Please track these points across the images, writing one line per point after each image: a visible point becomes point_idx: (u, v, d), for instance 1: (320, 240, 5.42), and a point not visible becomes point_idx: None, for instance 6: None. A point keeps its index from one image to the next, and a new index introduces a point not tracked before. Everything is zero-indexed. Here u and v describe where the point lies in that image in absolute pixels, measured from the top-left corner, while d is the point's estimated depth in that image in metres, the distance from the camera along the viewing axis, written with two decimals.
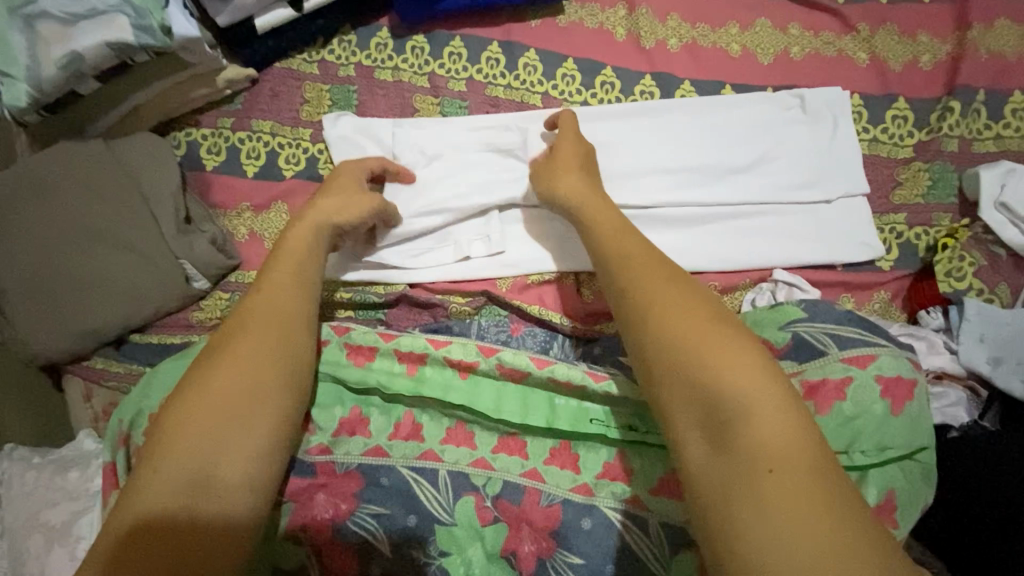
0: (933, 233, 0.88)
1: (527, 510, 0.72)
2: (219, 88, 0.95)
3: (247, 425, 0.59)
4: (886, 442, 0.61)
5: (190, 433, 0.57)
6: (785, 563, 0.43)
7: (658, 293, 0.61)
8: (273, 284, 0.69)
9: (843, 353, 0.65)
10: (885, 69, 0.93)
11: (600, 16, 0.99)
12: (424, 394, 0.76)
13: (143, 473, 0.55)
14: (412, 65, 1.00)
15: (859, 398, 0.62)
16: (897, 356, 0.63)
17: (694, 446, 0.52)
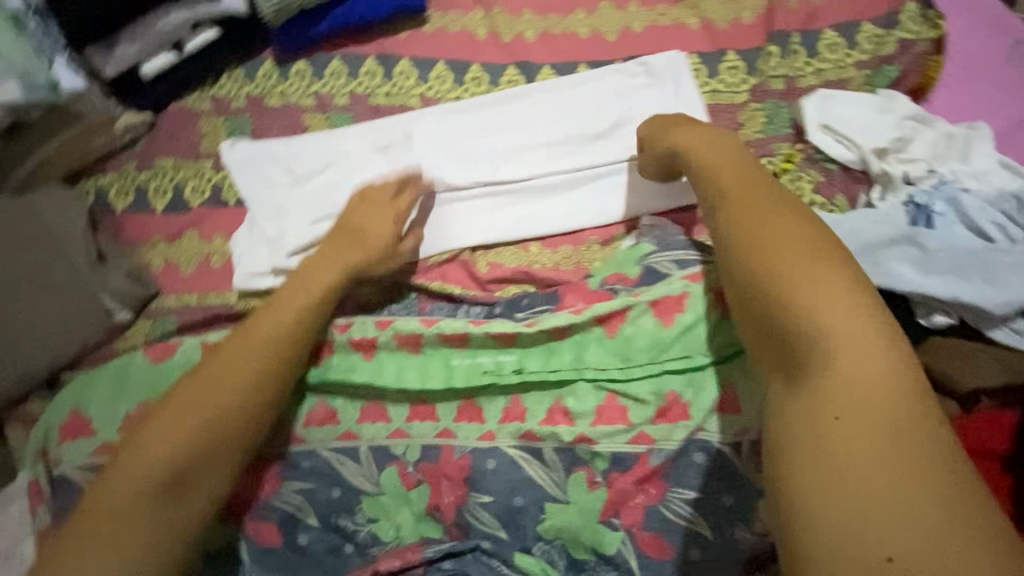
0: (775, 161, 0.98)
1: (443, 466, 0.77)
2: (119, 134, 1.03)
3: (218, 442, 0.72)
4: (722, 343, 0.73)
5: (174, 443, 0.70)
6: (841, 507, 0.48)
7: (760, 226, 0.65)
8: (275, 307, 0.79)
9: (682, 272, 0.77)
10: (713, 29, 1.05)
11: (461, 21, 1.10)
12: (330, 377, 0.82)
13: (128, 463, 0.69)
14: (298, 88, 1.08)
15: (695, 309, 0.75)
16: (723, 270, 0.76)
17: (775, 390, 0.58)
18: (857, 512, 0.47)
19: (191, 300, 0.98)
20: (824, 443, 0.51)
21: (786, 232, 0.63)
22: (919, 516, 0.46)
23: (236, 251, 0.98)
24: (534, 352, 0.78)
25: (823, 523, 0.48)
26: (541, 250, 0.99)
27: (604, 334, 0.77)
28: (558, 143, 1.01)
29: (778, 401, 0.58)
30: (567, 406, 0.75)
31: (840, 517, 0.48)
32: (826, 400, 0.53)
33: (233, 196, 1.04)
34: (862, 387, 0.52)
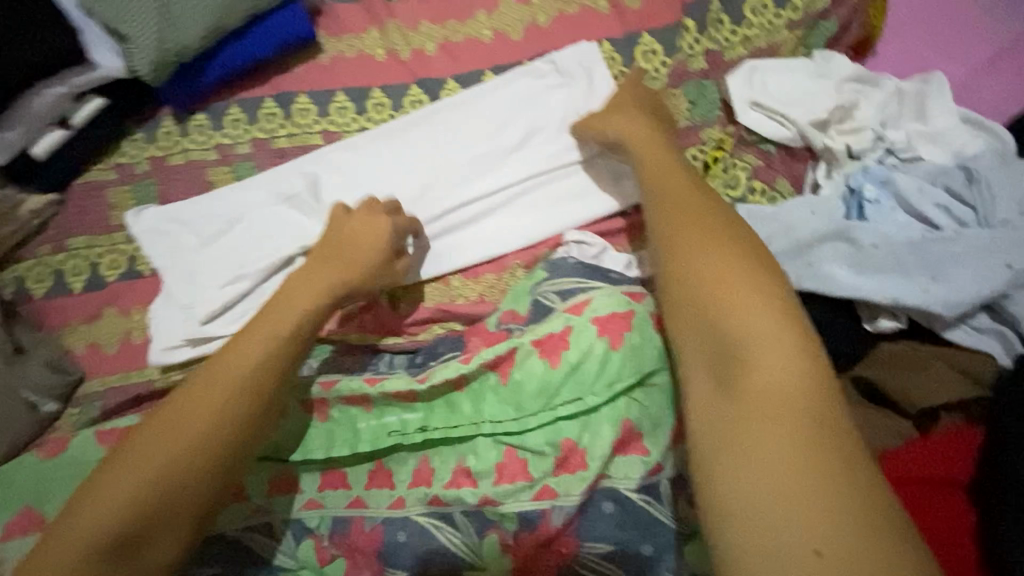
0: (705, 149, 0.86)
1: (356, 537, 0.71)
2: (27, 219, 1.00)
3: (177, 481, 0.59)
4: (612, 378, 0.66)
5: (127, 484, 0.58)
6: (749, 494, 0.47)
7: (684, 233, 0.65)
8: (246, 335, 0.68)
9: (565, 304, 0.71)
10: (625, 10, 0.95)
11: (357, 44, 1.03)
12: None
13: (88, 498, 0.58)
14: (199, 143, 1.03)
15: (581, 343, 0.67)
16: (609, 295, 0.69)
17: (696, 381, 0.57)
18: (764, 504, 0.46)
19: (115, 380, 0.95)
20: (738, 448, 0.50)
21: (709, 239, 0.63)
22: (818, 506, 0.45)
23: (150, 324, 0.95)
24: (437, 405, 0.72)
25: (730, 513, 0.48)
26: (464, 282, 0.91)
27: (499, 381, 0.70)
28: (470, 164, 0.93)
29: (700, 390, 0.56)
30: (470, 465, 0.69)
31: (752, 512, 0.47)
32: (742, 407, 0.52)
33: (147, 266, 1.00)
34: (773, 390, 0.51)
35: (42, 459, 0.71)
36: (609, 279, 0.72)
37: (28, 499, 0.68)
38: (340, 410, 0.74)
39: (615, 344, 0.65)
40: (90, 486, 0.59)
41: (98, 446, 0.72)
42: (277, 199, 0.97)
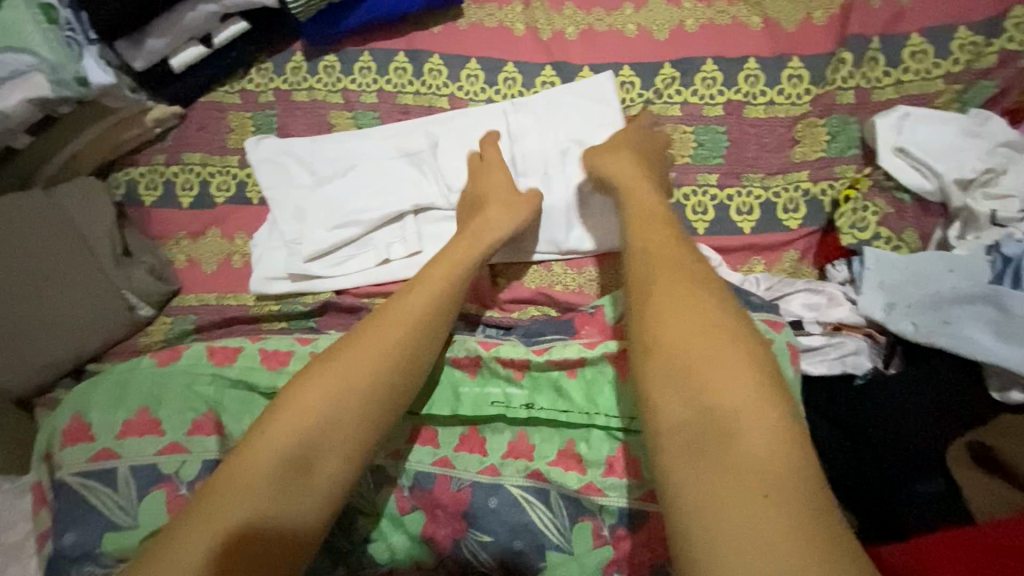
0: (837, 186, 0.88)
1: (439, 495, 0.74)
2: (150, 127, 1.02)
3: (334, 446, 0.63)
4: None
5: (285, 446, 0.61)
6: (739, 541, 0.47)
7: (659, 278, 0.65)
8: (419, 288, 0.74)
9: None
10: (779, 30, 0.93)
11: (498, 14, 1.03)
12: None
13: (277, 414, 0.63)
14: (326, 84, 1.04)
15: None
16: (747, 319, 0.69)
17: (668, 409, 0.56)
18: (755, 544, 0.46)
19: (210, 299, 0.98)
20: (728, 491, 0.49)
21: (689, 286, 0.63)
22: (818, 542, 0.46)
23: (254, 253, 0.97)
24: (546, 384, 0.75)
25: (705, 530, 0.48)
26: (566, 270, 0.92)
27: (616, 376, 0.74)
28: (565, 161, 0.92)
29: (670, 417, 0.56)
30: (580, 450, 0.73)
31: (749, 559, 0.46)
32: (720, 456, 0.52)
33: (257, 194, 1.02)
34: (765, 448, 0.51)
35: (157, 365, 0.75)
36: (749, 302, 0.71)
37: (146, 399, 0.72)
38: (447, 370, 0.78)
39: None
40: (277, 408, 0.64)
41: (208, 362, 0.75)
42: (400, 155, 0.97)
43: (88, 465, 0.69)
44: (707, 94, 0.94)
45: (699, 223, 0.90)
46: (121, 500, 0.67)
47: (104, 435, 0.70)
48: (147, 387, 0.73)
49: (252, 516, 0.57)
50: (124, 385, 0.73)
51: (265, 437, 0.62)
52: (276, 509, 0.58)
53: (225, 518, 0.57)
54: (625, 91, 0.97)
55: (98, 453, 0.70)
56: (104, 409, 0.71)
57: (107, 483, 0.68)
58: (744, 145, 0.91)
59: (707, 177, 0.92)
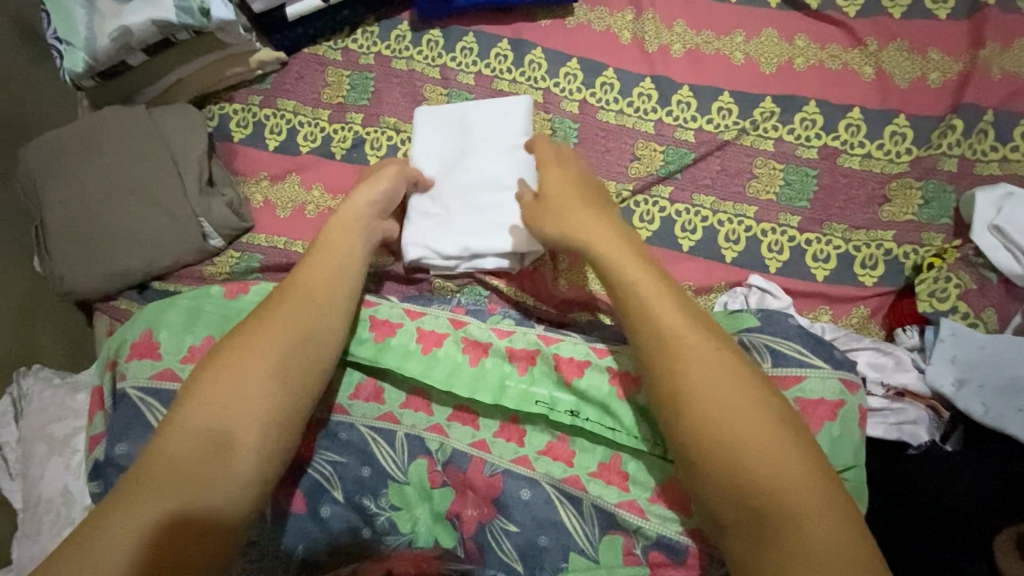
0: (922, 253, 0.86)
1: (471, 476, 0.76)
2: (253, 68, 1.05)
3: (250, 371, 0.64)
4: None
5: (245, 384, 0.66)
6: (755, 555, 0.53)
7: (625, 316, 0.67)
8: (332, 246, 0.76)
9: (772, 367, 0.69)
10: (889, 85, 0.92)
11: (608, 20, 1.03)
12: (383, 362, 0.80)
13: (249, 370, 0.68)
14: (427, 57, 1.06)
15: None
16: (822, 377, 0.68)
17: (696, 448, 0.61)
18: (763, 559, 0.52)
19: (279, 242, 1.00)
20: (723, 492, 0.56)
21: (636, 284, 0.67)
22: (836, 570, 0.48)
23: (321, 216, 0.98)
24: (595, 397, 0.75)
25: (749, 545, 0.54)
26: None
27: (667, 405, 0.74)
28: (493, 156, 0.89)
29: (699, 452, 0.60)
30: (625, 468, 0.74)
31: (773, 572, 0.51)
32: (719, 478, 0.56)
33: (340, 150, 1.04)
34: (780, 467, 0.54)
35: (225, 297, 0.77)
36: (830, 359, 0.70)
37: (212, 331, 0.73)
38: (498, 357, 0.80)
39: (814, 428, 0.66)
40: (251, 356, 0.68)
41: None
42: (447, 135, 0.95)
43: (150, 383, 0.72)
44: (804, 135, 0.93)
45: (772, 261, 0.90)
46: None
47: (170, 357, 0.72)
48: (216, 316, 0.75)
49: (195, 496, 0.54)
50: (194, 312, 0.75)
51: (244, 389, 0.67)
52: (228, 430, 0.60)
53: (159, 502, 0.53)
54: (722, 117, 0.96)
55: (161, 372, 0.72)
56: (172, 333, 0.73)
57: (165, 405, 0.71)
58: (832, 193, 0.90)
59: (788, 217, 0.91)
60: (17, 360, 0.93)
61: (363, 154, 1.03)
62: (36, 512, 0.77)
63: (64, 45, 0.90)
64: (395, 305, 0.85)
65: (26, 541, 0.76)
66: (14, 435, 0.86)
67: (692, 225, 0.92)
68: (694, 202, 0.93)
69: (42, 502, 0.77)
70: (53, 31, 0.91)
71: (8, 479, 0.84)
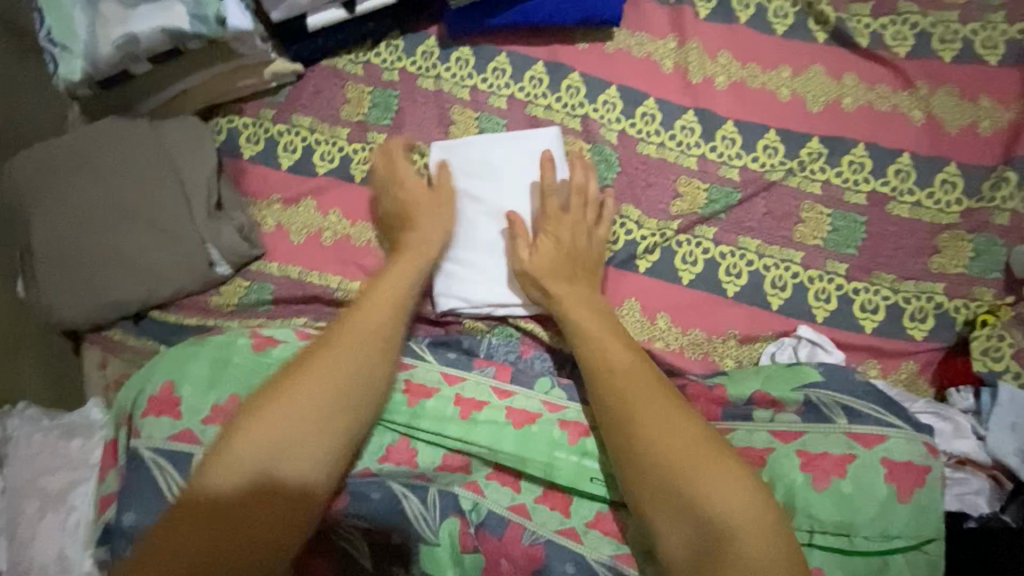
0: (972, 308, 0.84)
1: (507, 543, 0.72)
2: (267, 80, 0.96)
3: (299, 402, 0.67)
4: (891, 528, 0.64)
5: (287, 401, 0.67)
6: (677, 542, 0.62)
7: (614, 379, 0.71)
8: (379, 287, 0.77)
9: (851, 427, 0.68)
10: (940, 131, 0.89)
11: (650, 46, 0.98)
12: (420, 427, 0.77)
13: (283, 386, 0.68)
14: (455, 76, 0.99)
15: (859, 477, 0.65)
16: (909, 443, 0.66)
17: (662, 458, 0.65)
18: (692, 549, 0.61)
19: (292, 272, 0.93)
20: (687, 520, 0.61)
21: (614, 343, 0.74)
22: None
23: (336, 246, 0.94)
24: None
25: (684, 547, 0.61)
26: (669, 327, 0.87)
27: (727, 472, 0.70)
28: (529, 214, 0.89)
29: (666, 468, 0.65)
30: None
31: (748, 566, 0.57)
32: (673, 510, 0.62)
33: (360, 173, 0.97)
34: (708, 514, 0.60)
35: (251, 351, 0.75)
36: (911, 422, 0.68)
37: (236, 388, 0.72)
38: (543, 426, 0.76)
39: (905, 497, 0.64)
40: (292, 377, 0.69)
41: None
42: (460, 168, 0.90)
43: (167, 445, 0.70)
44: (851, 179, 0.90)
45: (819, 310, 0.86)
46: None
47: (192, 417, 0.71)
48: (239, 376, 0.73)
49: (260, 488, 0.62)
50: (217, 368, 0.74)
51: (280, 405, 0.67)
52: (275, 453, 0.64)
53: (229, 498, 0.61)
54: (767, 156, 0.92)
55: (181, 432, 0.71)
56: (193, 388, 0.72)
57: (181, 470, 0.69)
58: (881, 241, 0.87)
59: (836, 265, 0.87)
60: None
61: None
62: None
63: (59, 49, 0.81)
64: (432, 368, 0.81)
65: None
66: None
67: (736, 269, 0.88)
68: (738, 244, 0.89)
69: (33, 568, 0.70)
70: (44, 31, 0.82)
71: None
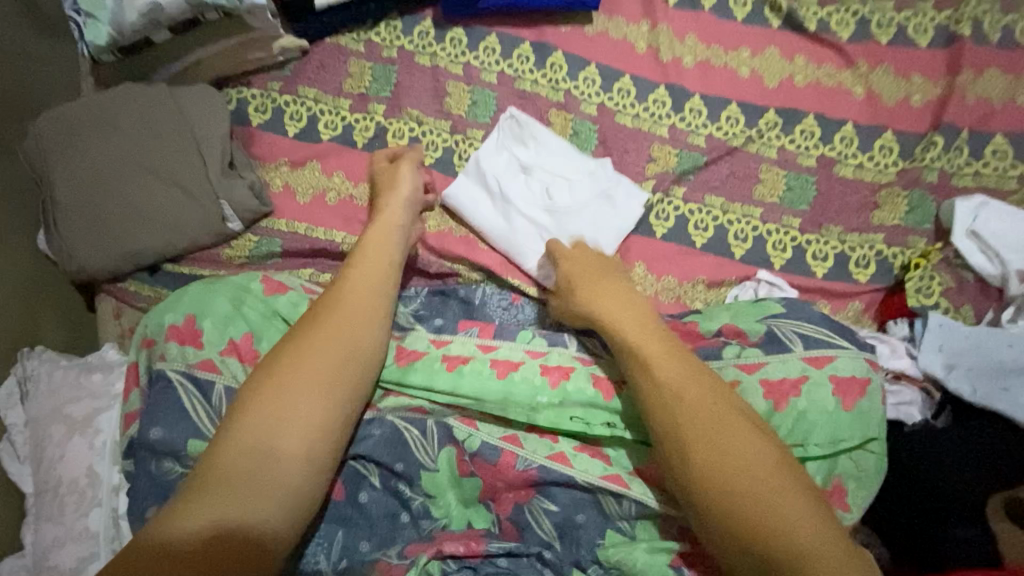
0: (908, 254, 0.95)
1: (501, 469, 0.79)
2: (274, 54, 1.04)
3: (279, 414, 0.68)
4: (841, 436, 0.73)
5: (262, 414, 0.68)
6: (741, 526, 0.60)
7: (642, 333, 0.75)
8: (357, 276, 0.82)
9: (806, 350, 0.77)
10: (878, 104, 1.02)
11: (625, 30, 1.09)
12: (409, 383, 0.83)
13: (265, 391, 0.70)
14: (449, 54, 1.09)
15: (814, 395, 0.74)
16: (852, 358, 0.76)
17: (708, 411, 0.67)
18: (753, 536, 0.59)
19: (299, 228, 1.00)
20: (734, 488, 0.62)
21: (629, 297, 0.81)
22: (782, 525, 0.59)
23: (341, 205, 1.01)
24: (631, 404, 0.80)
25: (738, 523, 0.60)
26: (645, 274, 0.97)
27: None
28: (584, 210, 0.97)
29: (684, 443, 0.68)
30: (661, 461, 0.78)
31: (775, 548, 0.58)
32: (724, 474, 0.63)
33: (362, 139, 1.05)
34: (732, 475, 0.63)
35: (264, 293, 0.81)
36: (854, 341, 0.79)
37: (252, 326, 0.78)
38: (524, 373, 0.82)
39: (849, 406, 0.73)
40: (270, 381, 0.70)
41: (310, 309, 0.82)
42: (498, 158, 1.00)
43: (190, 370, 0.75)
44: (803, 145, 1.01)
45: (776, 259, 0.97)
46: (213, 412, 0.73)
47: (212, 347, 0.76)
48: (258, 314, 0.79)
49: (227, 526, 0.60)
50: (236, 304, 0.79)
51: (257, 413, 0.68)
52: (253, 477, 0.64)
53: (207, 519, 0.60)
54: (729, 125, 1.03)
55: (201, 361, 0.75)
56: (209, 318, 0.77)
57: (203, 393, 0.74)
58: (829, 199, 0.99)
59: (791, 219, 0.98)
60: (20, 340, 0.89)
61: (385, 144, 1.05)
62: (55, 494, 0.75)
63: (87, 18, 0.89)
64: (422, 335, 0.88)
65: (47, 524, 0.74)
66: (21, 417, 0.83)
67: (704, 224, 0.99)
68: (705, 202, 1.00)
69: (63, 483, 0.75)
70: (72, 2, 0.90)
71: (17, 463, 0.80)
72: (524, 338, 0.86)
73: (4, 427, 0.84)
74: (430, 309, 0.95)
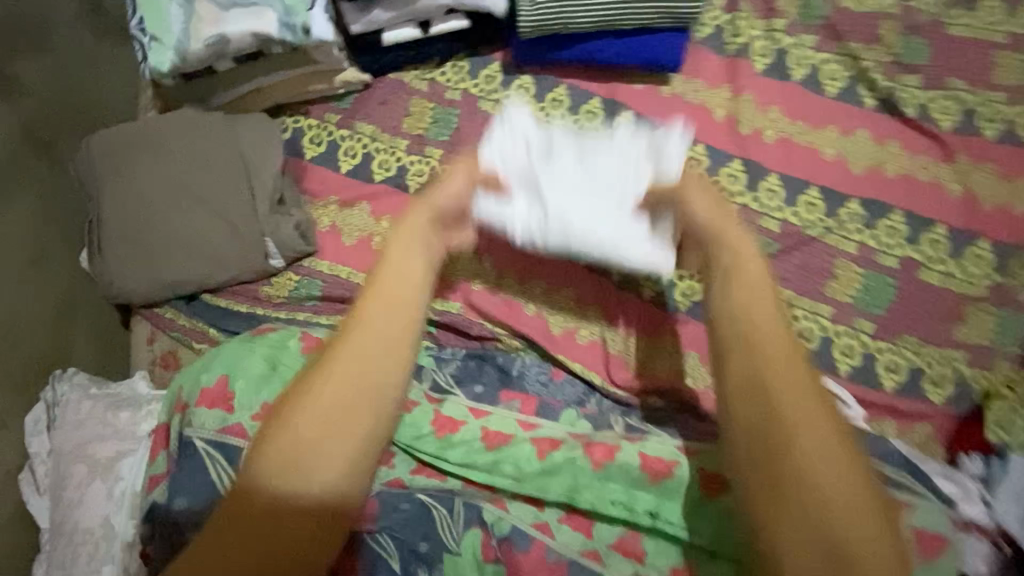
0: (992, 378, 0.87)
1: (531, 560, 0.73)
2: (336, 86, 1.01)
3: (306, 427, 0.57)
4: None
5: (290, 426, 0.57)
6: None
7: (758, 319, 0.58)
8: (399, 261, 0.65)
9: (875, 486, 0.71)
10: (976, 206, 0.93)
11: (704, 94, 1.01)
12: (445, 460, 0.80)
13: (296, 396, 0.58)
14: (514, 102, 1.03)
15: None
16: (929, 510, 0.68)
17: (832, 480, 0.49)
18: None
19: (340, 272, 0.96)
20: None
21: (756, 265, 0.63)
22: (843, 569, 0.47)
23: (386, 252, 0.97)
24: (679, 496, 0.74)
25: None
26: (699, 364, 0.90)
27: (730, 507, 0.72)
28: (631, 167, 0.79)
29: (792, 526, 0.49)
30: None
31: None
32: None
33: (415, 184, 1.01)
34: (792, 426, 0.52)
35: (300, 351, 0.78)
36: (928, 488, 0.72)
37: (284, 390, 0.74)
38: (567, 455, 0.77)
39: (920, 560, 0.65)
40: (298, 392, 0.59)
41: None
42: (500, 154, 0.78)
43: (219, 436, 0.72)
44: (886, 242, 0.93)
45: (842, 365, 0.90)
46: None
47: (242, 413, 0.73)
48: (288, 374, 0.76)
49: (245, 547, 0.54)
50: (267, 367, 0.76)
51: (289, 417, 0.57)
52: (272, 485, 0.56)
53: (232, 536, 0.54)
54: (807, 212, 0.96)
55: (230, 427, 0.72)
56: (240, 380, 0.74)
57: (230, 462, 0.71)
58: (908, 306, 0.91)
59: (863, 323, 0.91)
60: (53, 364, 0.89)
61: (438, 192, 1.01)
62: (70, 540, 0.74)
63: (151, 40, 0.86)
64: (458, 402, 0.84)
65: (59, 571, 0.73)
66: (46, 446, 0.82)
67: None
68: None
69: (78, 530, 0.74)
70: (138, 21, 0.87)
71: (37, 495, 0.81)
72: (568, 422, 0.84)
73: (31, 452, 0.84)
74: (466, 373, 0.90)
